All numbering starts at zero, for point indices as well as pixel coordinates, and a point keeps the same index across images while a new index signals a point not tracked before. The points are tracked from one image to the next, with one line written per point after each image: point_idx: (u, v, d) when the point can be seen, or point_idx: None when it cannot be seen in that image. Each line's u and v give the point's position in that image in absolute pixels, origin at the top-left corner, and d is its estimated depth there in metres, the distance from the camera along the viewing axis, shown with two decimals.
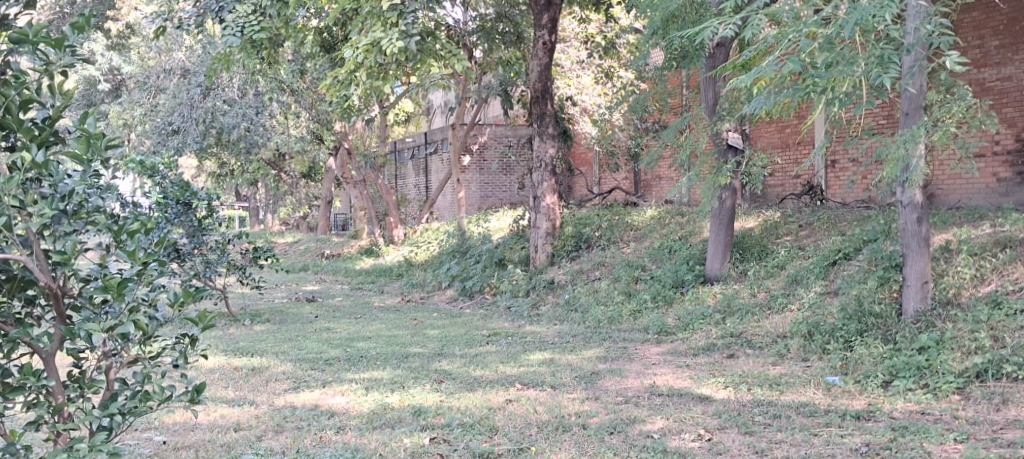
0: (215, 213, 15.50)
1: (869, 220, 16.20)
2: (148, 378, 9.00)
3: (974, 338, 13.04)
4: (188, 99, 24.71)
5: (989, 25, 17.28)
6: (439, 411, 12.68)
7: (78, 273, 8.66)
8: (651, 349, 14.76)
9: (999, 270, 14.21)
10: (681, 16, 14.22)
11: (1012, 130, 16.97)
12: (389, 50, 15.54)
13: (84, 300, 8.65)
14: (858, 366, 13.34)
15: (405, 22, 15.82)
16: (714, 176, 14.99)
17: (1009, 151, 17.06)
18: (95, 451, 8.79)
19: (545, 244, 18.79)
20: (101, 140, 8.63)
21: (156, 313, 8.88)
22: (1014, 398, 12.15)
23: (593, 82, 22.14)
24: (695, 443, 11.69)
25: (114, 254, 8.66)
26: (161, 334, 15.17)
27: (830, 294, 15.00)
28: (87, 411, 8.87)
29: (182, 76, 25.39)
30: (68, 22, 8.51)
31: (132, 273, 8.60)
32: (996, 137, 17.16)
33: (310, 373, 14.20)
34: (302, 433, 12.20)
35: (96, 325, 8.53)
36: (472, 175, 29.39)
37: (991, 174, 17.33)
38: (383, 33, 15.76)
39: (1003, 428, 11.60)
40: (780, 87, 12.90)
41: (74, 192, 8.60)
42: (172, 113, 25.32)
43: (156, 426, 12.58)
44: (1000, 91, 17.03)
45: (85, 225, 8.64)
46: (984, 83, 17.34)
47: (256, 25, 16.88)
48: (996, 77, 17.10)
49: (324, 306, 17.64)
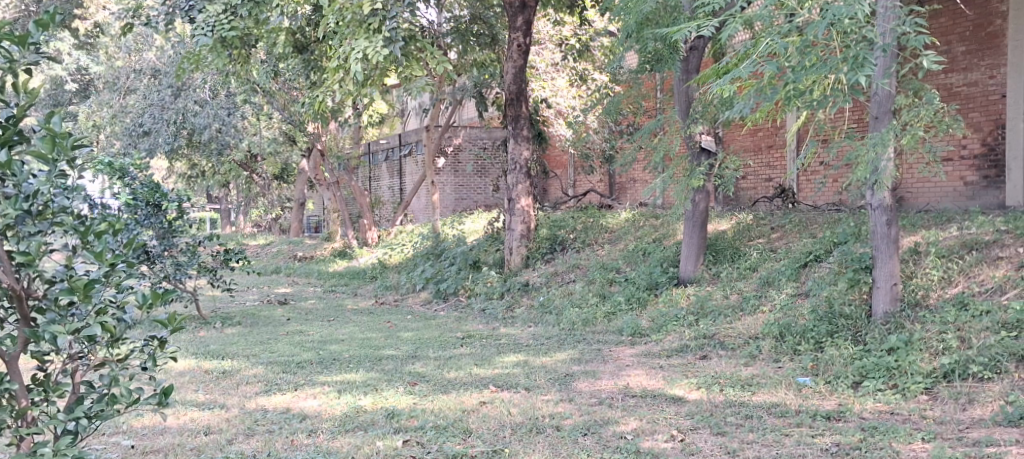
0: (186, 214, 15.12)
1: (839, 223, 16.27)
2: (116, 381, 9.02)
3: (942, 339, 13.38)
4: (159, 100, 24.75)
5: (956, 30, 16.95)
6: (413, 413, 12.93)
7: (44, 275, 8.68)
8: (625, 351, 14.80)
9: (966, 272, 14.42)
10: (655, 18, 14.16)
11: (979, 134, 16.68)
12: (376, 59, 14.54)
13: (50, 302, 8.70)
14: (828, 366, 13.61)
15: (387, 29, 14.80)
16: (687, 179, 14.33)
17: (976, 155, 16.77)
18: (60, 455, 8.90)
19: (520, 246, 18.73)
20: (67, 140, 8.61)
21: (124, 314, 9.00)
22: (980, 397, 12.51)
23: (568, 85, 21.52)
24: (668, 444, 12.06)
25: (82, 256, 8.72)
26: (130, 337, 14.92)
27: (801, 295, 15.09)
28: (53, 415, 8.95)
29: (152, 76, 25.31)
30: (34, 20, 8.46)
31: (100, 274, 8.71)
32: (963, 140, 16.87)
33: (281, 377, 14.20)
34: (273, 437, 12.48)
35: (62, 328, 8.61)
36: (446, 178, 28.57)
37: (958, 178, 17.01)
38: (367, 41, 14.75)
39: (968, 428, 11.99)
40: (760, 91, 13.50)
41: (40, 191, 8.65)
42: (143, 114, 25.13)
43: (125, 430, 12.84)
44: (966, 96, 16.76)
45: (51, 226, 8.69)
46: (950, 88, 17.03)
47: (227, 24, 16.22)
48: (963, 82, 16.81)
49: (296, 309, 17.46)
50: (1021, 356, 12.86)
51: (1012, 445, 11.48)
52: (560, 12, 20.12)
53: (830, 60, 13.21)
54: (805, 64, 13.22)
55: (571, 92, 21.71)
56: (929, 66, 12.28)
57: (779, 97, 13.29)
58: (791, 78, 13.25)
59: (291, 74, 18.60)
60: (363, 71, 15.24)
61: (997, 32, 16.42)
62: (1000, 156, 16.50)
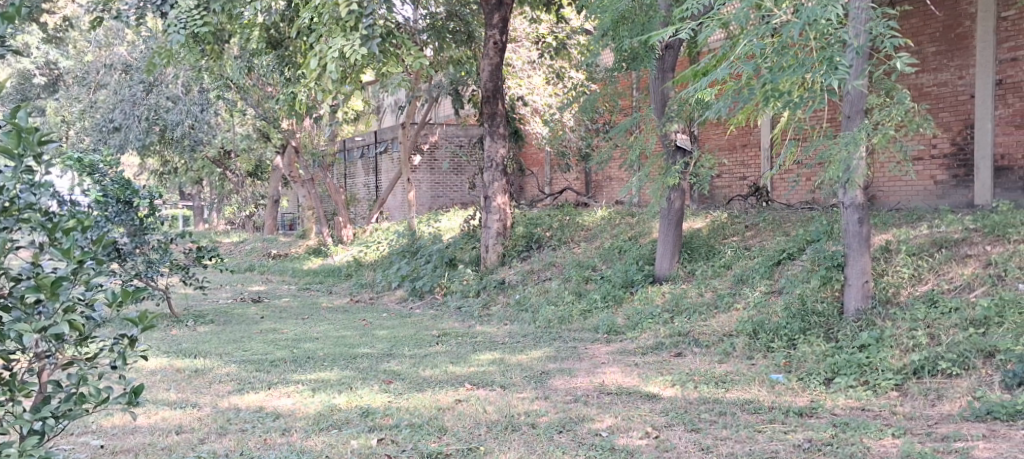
0: (157, 211, 14.93)
1: (812, 221, 16.39)
2: (84, 381, 9.23)
3: (912, 336, 13.56)
4: (130, 95, 24.44)
5: (927, 31, 17.16)
6: (387, 412, 12.89)
7: (10, 273, 8.95)
8: (601, 348, 14.85)
9: (936, 269, 14.63)
10: (631, 17, 14.18)
11: (948, 134, 16.89)
12: (353, 58, 14.47)
13: (16, 300, 8.92)
14: (801, 363, 13.75)
15: (364, 26, 14.68)
16: (663, 177, 14.40)
17: (946, 155, 16.98)
18: (26, 455, 9.06)
19: (496, 244, 18.61)
20: (33, 135, 8.90)
21: (92, 313, 9.34)
22: (948, 393, 12.72)
23: (545, 82, 21.06)
24: (642, 441, 12.15)
25: (49, 253, 9.02)
26: (101, 336, 14.94)
27: (774, 293, 15.21)
28: (19, 415, 9.13)
29: (123, 71, 25.03)
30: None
31: (68, 272, 8.95)
32: (933, 140, 17.09)
33: (255, 375, 14.09)
34: (246, 436, 12.43)
35: (28, 326, 8.86)
36: (422, 175, 27.77)
37: (928, 176, 17.25)
38: (345, 38, 14.69)
39: (936, 423, 12.19)
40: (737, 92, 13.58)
41: (6, 188, 8.89)
42: (113, 109, 24.89)
43: (94, 430, 12.76)
44: (936, 97, 16.96)
45: (17, 222, 8.97)
46: (921, 88, 17.25)
47: (199, 19, 15.62)
48: (933, 82, 17.01)
49: (269, 307, 17.30)
50: (988, 353, 13.09)
51: (979, 440, 11.71)
52: (537, 10, 19.88)
53: (806, 61, 13.31)
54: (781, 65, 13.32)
55: (547, 90, 21.18)
56: (902, 67, 12.41)
57: (755, 98, 13.38)
58: (767, 79, 13.34)
59: (265, 69, 18.45)
60: (342, 68, 15.12)
61: (966, 34, 16.62)
62: (969, 156, 16.71)
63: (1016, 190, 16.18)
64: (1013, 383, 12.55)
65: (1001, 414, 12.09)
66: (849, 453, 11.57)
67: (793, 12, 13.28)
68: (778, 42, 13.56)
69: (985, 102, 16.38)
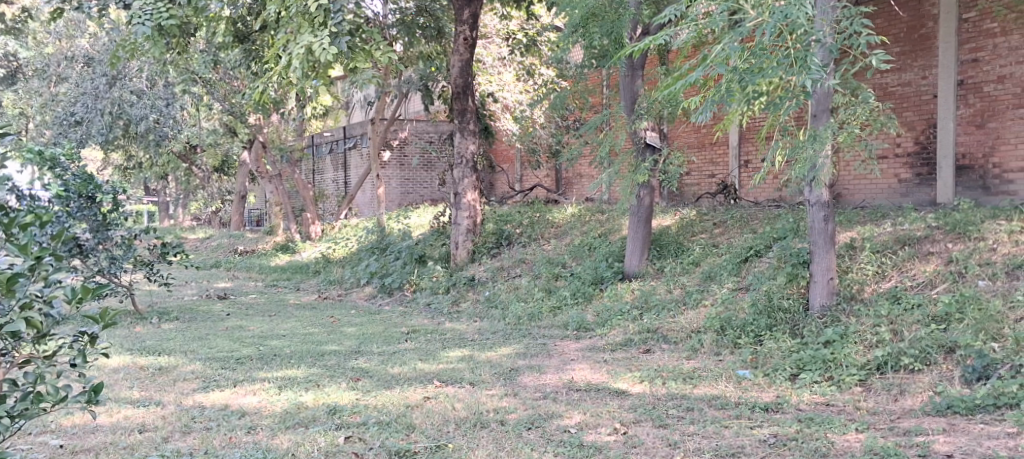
0: (121, 206, 14.71)
1: (779, 219, 16.54)
2: (40, 379, 9.72)
3: (876, 332, 13.75)
4: (93, 89, 24.04)
5: (892, 31, 17.40)
6: (355, 409, 12.78)
7: None
8: (570, 346, 14.87)
9: (899, 266, 14.84)
10: (601, 14, 14.17)
11: (912, 133, 17.16)
12: (322, 55, 14.55)
13: None
14: (767, 359, 13.87)
15: (333, 23, 14.79)
16: (632, 175, 14.55)
17: (909, 153, 17.24)
18: None
19: (466, 241, 18.52)
20: None
21: (51, 310, 9.65)
22: (911, 388, 12.90)
23: (515, 79, 21.07)
24: (611, 437, 12.19)
25: (6, 250, 9.47)
26: (63, 333, 14.85)
27: (741, 290, 15.33)
28: None
29: (85, 64, 24.76)
30: None
31: (23, 268, 9.38)
32: (897, 139, 17.35)
33: (220, 373, 13.91)
34: (211, 434, 12.29)
35: None
36: (392, 171, 26.95)
37: (893, 175, 17.51)
38: (313, 35, 14.74)
39: (899, 418, 12.36)
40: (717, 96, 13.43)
41: None
42: (74, 103, 24.61)
43: (52, 429, 12.52)
44: (900, 96, 17.21)
45: None
46: (885, 87, 17.50)
47: (165, 11, 15.42)
48: (897, 82, 17.27)
49: (236, 304, 17.10)
50: (949, 348, 13.29)
51: (939, 434, 11.90)
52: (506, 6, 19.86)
53: (782, 61, 13.17)
54: (758, 67, 13.17)
55: (518, 87, 21.22)
56: (876, 64, 12.43)
57: (733, 101, 13.24)
58: (744, 81, 13.19)
59: (233, 64, 18.30)
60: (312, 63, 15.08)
61: (929, 35, 16.87)
62: (932, 154, 16.98)
63: (976, 189, 16.49)
64: (972, 378, 12.75)
65: (961, 408, 12.30)
66: (815, 448, 11.71)
67: (766, 11, 13.11)
68: (754, 43, 13.37)
69: (948, 102, 16.66)
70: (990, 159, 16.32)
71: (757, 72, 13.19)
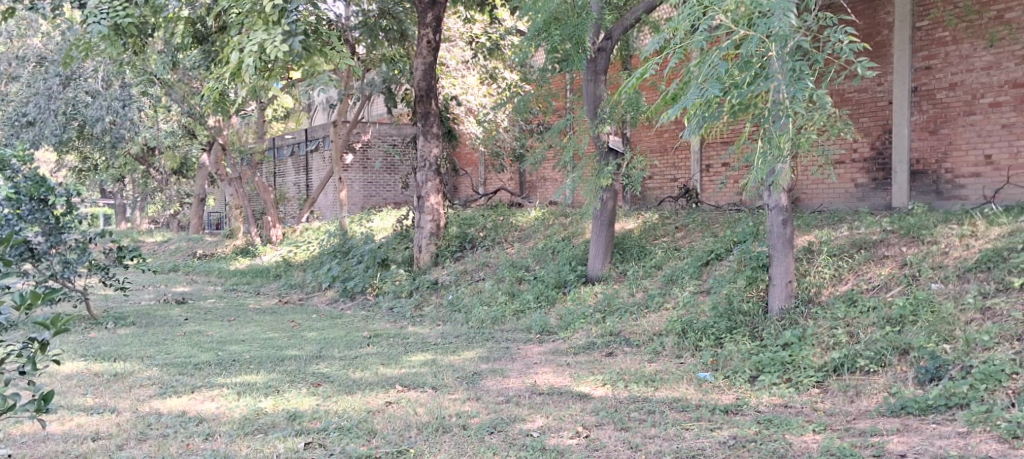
0: (75, 209, 14.46)
1: (738, 222, 16.72)
2: None
3: (833, 334, 13.92)
4: (45, 89, 23.67)
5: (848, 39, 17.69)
6: (315, 415, 12.60)
7: None
8: (533, 349, 14.88)
9: (856, 270, 15.06)
10: (563, 17, 14.31)
11: (868, 139, 17.45)
12: (273, 53, 14.60)
13: None
14: (727, 361, 13.96)
15: (287, 22, 14.88)
16: (595, 178, 14.81)
17: (866, 158, 17.53)
18: None
19: (429, 244, 18.44)
20: None
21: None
22: (866, 389, 13.07)
23: (478, 82, 21.00)
24: (573, 440, 12.17)
25: None
26: (15, 339, 14.56)
27: (702, 293, 15.45)
28: None
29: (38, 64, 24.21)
30: None
31: None
32: (854, 144, 17.64)
33: (177, 378, 13.66)
34: (167, 441, 12.07)
35: None
36: (355, 173, 26.78)
37: (849, 179, 17.79)
38: (267, 34, 14.82)
39: (855, 419, 12.50)
40: (708, 113, 13.31)
41: None
42: (26, 103, 24.26)
43: (1, 437, 12.17)
44: (857, 102, 17.51)
45: None
46: (842, 94, 17.79)
47: (121, 10, 15.21)
48: (854, 88, 17.57)
49: (195, 308, 16.83)
50: (904, 350, 13.44)
51: (893, 435, 12.06)
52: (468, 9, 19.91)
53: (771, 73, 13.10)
54: (748, 81, 13.10)
55: (481, 90, 21.07)
56: (862, 74, 12.44)
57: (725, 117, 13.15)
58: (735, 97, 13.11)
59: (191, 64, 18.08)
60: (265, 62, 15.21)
61: (884, 42, 17.18)
62: (888, 159, 17.29)
63: (930, 193, 16.83)
64: (925, 379, 12.92)
65: (914, 409, 12.47)
66: (772, 449, 11.82)
67: (745, 24, 13.11)
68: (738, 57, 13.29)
69: (903, 108, 16.96)
70: (943, 164, 16.67)
71: (746, 86, 13.11)
